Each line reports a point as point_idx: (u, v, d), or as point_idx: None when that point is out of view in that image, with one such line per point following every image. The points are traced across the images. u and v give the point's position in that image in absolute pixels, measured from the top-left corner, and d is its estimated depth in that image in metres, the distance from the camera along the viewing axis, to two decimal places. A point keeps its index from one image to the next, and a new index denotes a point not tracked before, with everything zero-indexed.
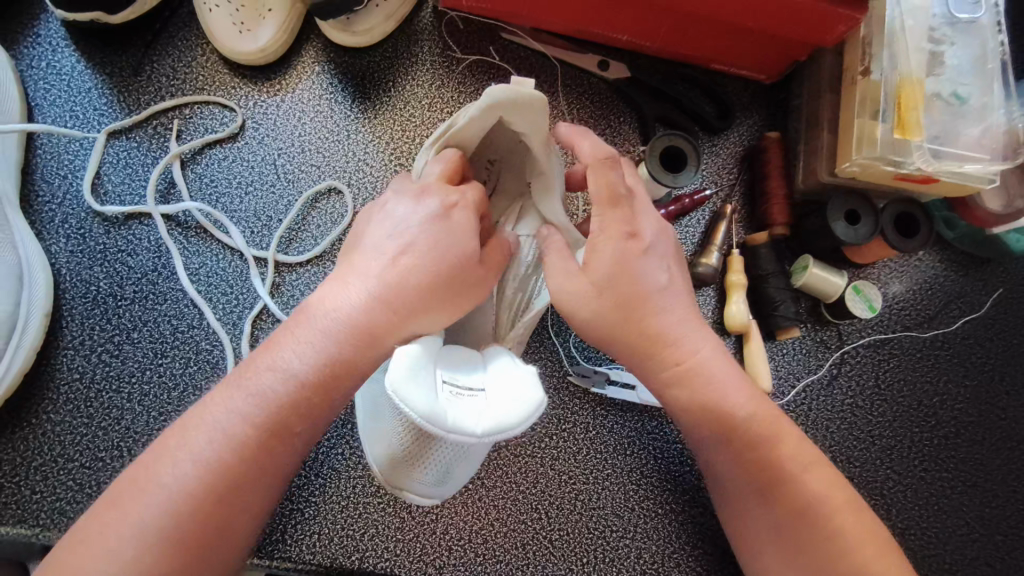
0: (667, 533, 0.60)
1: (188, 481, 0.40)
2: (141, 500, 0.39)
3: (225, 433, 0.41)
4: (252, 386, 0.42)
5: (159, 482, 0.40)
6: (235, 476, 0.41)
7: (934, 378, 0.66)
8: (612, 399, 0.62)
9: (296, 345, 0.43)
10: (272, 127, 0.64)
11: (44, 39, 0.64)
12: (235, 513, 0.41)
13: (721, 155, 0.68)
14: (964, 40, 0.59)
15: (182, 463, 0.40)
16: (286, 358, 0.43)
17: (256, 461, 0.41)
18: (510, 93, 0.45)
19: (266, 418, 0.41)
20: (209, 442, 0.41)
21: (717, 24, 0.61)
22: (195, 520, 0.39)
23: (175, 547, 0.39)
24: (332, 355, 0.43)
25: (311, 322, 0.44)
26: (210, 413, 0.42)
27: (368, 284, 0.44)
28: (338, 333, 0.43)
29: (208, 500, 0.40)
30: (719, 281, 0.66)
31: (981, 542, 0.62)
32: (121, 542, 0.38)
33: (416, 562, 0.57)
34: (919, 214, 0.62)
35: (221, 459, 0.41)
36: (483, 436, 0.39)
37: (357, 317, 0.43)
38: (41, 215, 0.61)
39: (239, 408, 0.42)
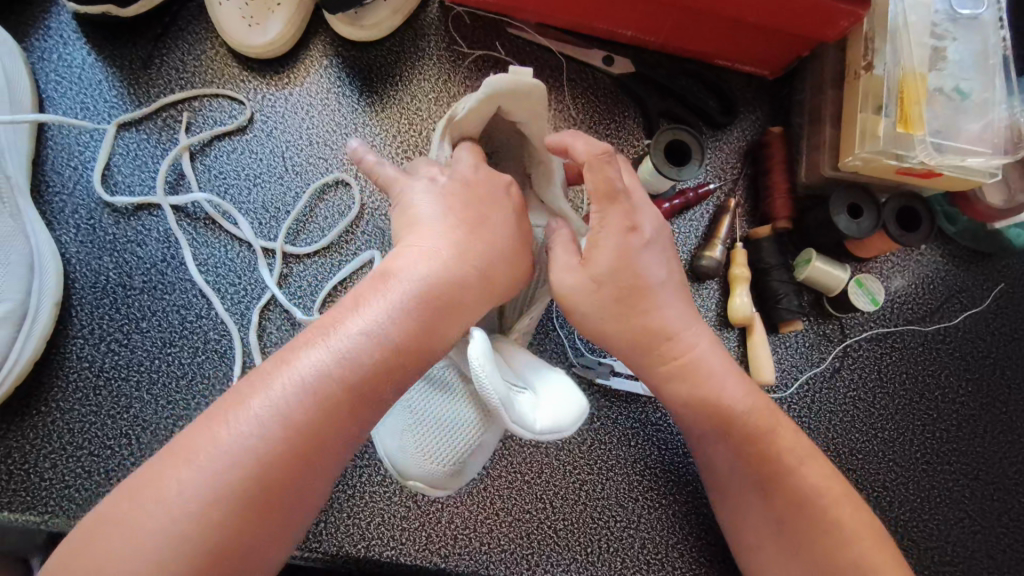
0: (671, 523, 0.61)
1: (266, 442, 0.38)
2: (214, 457, 0.37)
3: (309, 396, 0.39)
4: (335, 343, 0.40)
5: (232, 441, 0.37)
6: (306, 444, 0.39)
7: (936, 371, 0.66)
8: (617, 390, 0.63)
9: (381, 306, 0.42)
10: (281, 120, 0.65)
11: (56, 32, 0.64)
12: (306, 483, 0.39)
13: (724, 149, 0.69)
14: (966, 36, 0.60)
15: (260, 421, 0.38)
16: (366, 318, 0.41)
17: (333, 429, 0.39)
18: (510, 82, 0.45)
19: (352, 381, 0.40)
20: (290, 404, 0.39)
21: (721, 19, 0.61)
22: (269, 485, 0.37)
23: (247, 511, 0.37)
24: (416, 319, 0.42)
25: (386, 286, 0.43)
26: (293, 370, 0.40)
27: (444, 251, 0.44)
28: (423, 299, 0.42)
29: (278, 464, 0.38)
30: (723, 275, 0.66)
31: (982, 534, 0.63)
32: (191, 503, 0.36)
33: (422, 551, 0.58)
34: (921, 207, 0.63)
35: (300, 425, 0.38)
36: (541, 433, 0.40)
37: (432, 286, 0.43)
38: (51, 205, 0.61)
39: (322, 368, 0.40)
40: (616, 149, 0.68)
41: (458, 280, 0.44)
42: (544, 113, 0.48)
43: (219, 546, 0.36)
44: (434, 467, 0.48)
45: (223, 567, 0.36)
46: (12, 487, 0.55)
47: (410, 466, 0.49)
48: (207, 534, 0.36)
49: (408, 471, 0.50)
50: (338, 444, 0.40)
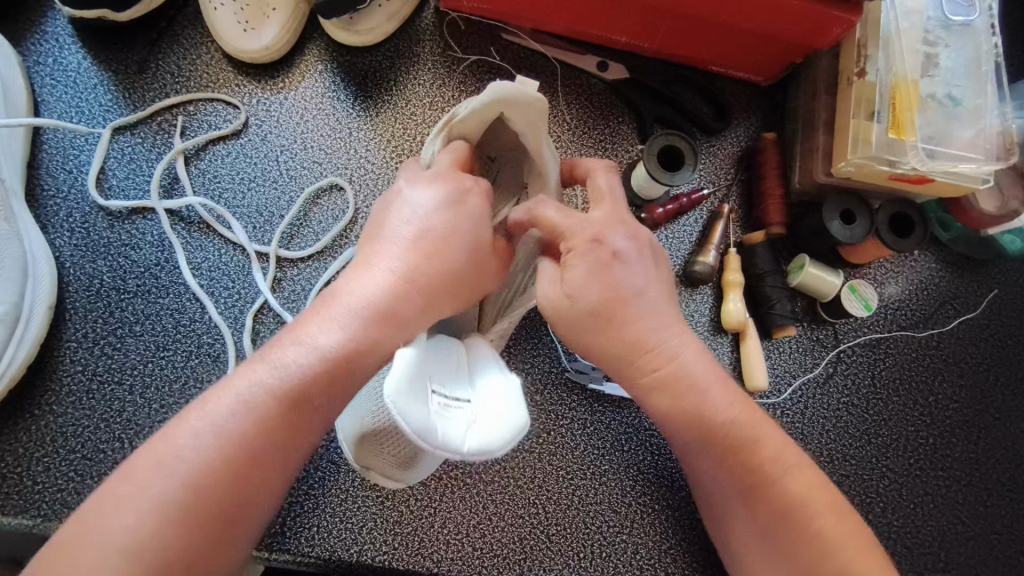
0: (664, 528, 0.61)
1: (209, 455, 0.40)
2: (161, 472, 0.40)
3: (247, 408, 0.42)
4: (276, 360, 0.44)
5: (178, 457, 0.40)
6: (249, 453, 0.41)
7: (929, 377, 0.66)
8: (610, 395, 0.63)
9: (323, 323, 0.44)
10: (275, 124, 0.65)
11: (52, 36, 0.65)
12: (252, 489, 0.42)
13: (719, 155, 0.69)
14: (958, 42, 0.60)
15: (202, 436, 0.41)
16: (312, 336, 0.44)
17: (276, 438, 0.42)
18: (512, 91, 0.46)
19: (286, 391, 0.43)
20: (231, 418, 0.42)
21: (714, 25, 0.62)
22: (216, 494, 0.40)
23: (196, 519, 0.39)
24: (355, 335, 0.44)
25: (339, 298, 0.45)
26: (232, 386, 0.43)
27: (394, 265, 0.45)
28: (363, 315, 0.44)
29: (227, 473, 0.41)
30: (717, 280, 0.66)
31: (976, 541, 0.63)
32: (142, 515, 0.38)
33: (414, 555, 0.58)
34: (915, 214, 0.63)
35: (241, 435, 0.41)
36: (467, 456, 0.38)
37: (383, 298, 0.44)
38: (46, 209, 0.62)
39: (260, 382, 0.43)
40: (611, 154, 0.68)
41: (406, 293, 0.44)
42: (544, 124, 0.50)
43: (171, 555, 0.38)
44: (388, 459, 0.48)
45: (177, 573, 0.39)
46: (5, 490, 0.55)
47: (353, 444, 0.50)
48: (160, 543, 0.38)
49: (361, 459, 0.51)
50: (281, 452, 0.43)
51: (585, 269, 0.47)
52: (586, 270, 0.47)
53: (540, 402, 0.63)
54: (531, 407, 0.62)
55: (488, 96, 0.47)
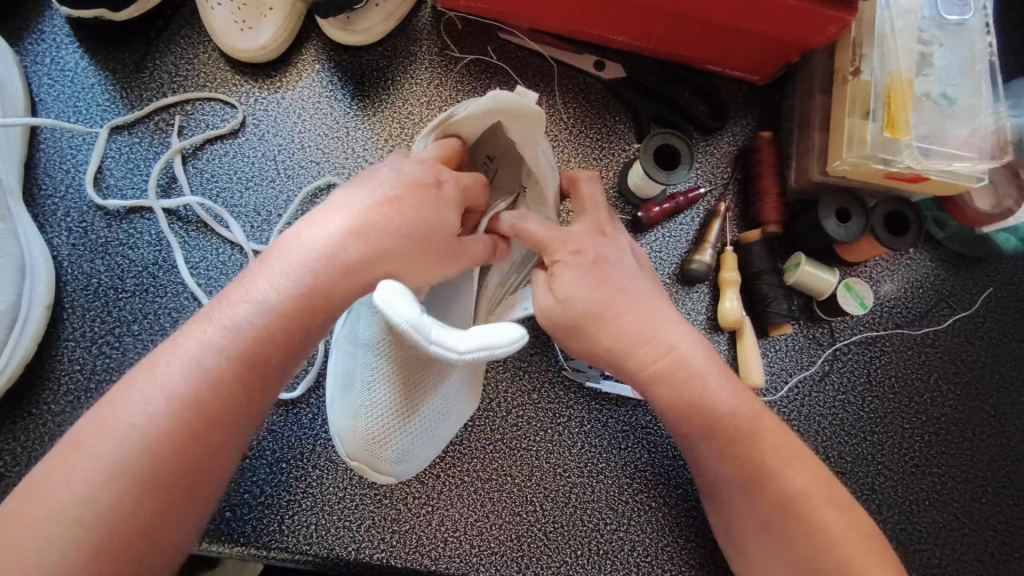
0: (661, 526, 0.61)
1: (156, 423, 0.41)
2: (109, 440, 0.40)
3: (195, 372, 0.42)
4: (224, 320, 0.43)
5: (126, 424, 0.40)
6: (202, 417, 0.41)
7: (925, 375, 0.67)
8: (607, 393, 0.63)
9: (272, 276, 0.44)
10: (272, 123, 0.65)
11: (49, 36, 0.65)
12: (208, 458, 0.42)
13: (715, 153, 0.69)
14: (952, 42, 0.61)
15: (148, 401, 0.41)
16: (264, 292, 0.44)
17: (225, 406, 0.42)
18: (512, 100, 0.47)
19: (240, 352, 0.42)
20: (181, 382, 0.42)
21: (709, 25, 0.62)
22: (165, 464, 0.40)
23: (143, 489, 0.40)
24: (308, 286, 0.44)
25: (293, 253, 0.45)
26: (180, 348, 0.42)
27: (350, 219, 0.45)
28: (315, 266, 0.44)
29: (181, 439, 0.41)
30: (713, 279, 0.66)
31: (971, 537, 0.63)
32: (88, 484, 0.39)
33: (412, 553, 0.58)
34: (911, 213, 0.63)
35: (189, 401, 0.41)
36: (466, 352, 0.40)
37: (340, 253, 0.44)
38: (43, 209, 0.62)
39: (211, 342, 0.42)
40: (607, 153, 0.68)
41: (363, 250, 0.45)
42: (542, 137, 0.50)
43: (123, 522, 0.39)
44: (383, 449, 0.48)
45: (124, 543, 0.39)
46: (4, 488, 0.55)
47: (342, 435, 0.50)
48: (109, 511, 0.39)
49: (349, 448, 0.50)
50: (232, 420, 0.43)
51: (573, 276, 0.49)
52: (578, 276, 0.49)
53: (538, 399, 0.63)
54: (528, 405, 0.62)
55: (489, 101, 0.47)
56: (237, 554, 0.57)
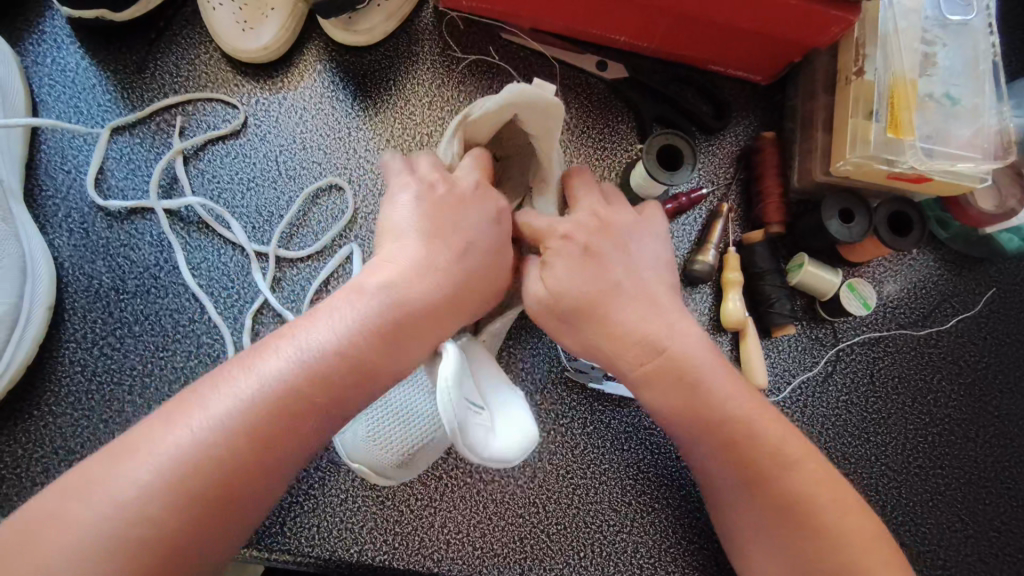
0: (663, 527, 0.61)
1: (221, 442, 0.40)
2: (169, 451, 0.39)
3: (270, 393, 0.41)
4: (302, 345, 0.43)
5: (181, 438, 0.39)
6: (256, 444, 0.40)
7: (928, 375, 0.66)
8: (609, 394, 0.63)
9: (355, 309, 0.44)
10: (274, 124, 0.65)
11: (50, 36, 0.64)
12: (253, 488, 0.40)
13: (717, 153, 0.69)
14: (955, 42, 0.61)
15: (214, 417, 0.40)
16: (337, 325, 0.44)
17: (290, 435, 0.41)
18: (535, 95, 0.47)
19: (307, 382, 0.42)
20: (244, 404, 0.41)
21: (711, 25, 0.62)
22: (225, 485, 0.39)
23: (199, 509, 0.39)
24: (381, 323, 0.44)
25: (365, 293, 0.45)
26: (255, 368, 0.42)
27: (417, 263, 0.47)
28: (388, 306, 0.44)
29: (232, 463, 0.40)
30: (716, 280, 0.66)
31: (975, 538, 0.63)
32: (142, 497, 0.38)
33: (414, 555, 0.58)
34: (914, 214, 0.63)
35: (256, 424, 0.40)
36: (487, 461, 0.40)
37: (410, 297, 0.45)
38: (44, 210, 0.61)
39: (284, 367, 0.42)
40: (610, 154, 0.68)
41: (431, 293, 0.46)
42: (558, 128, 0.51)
43: (157, 539, 0.38)
44: (384, 454, 0.52)
45: (174, 562, 0.38)
46: (5, 490, 0.55)
47: (348, 443, 0.53)
48: (147, 524, 0.37)
49: (356, 454, 0.53)
50: (295, 450, 0.42)
51: (564, 265, 0.51)
52: (569, 265, 0.51)
53: (540, 401, 0.63)
54: (530, 406, 0.62)
55: (503, 98, 0.48)
56: (240, 556, 0.57)
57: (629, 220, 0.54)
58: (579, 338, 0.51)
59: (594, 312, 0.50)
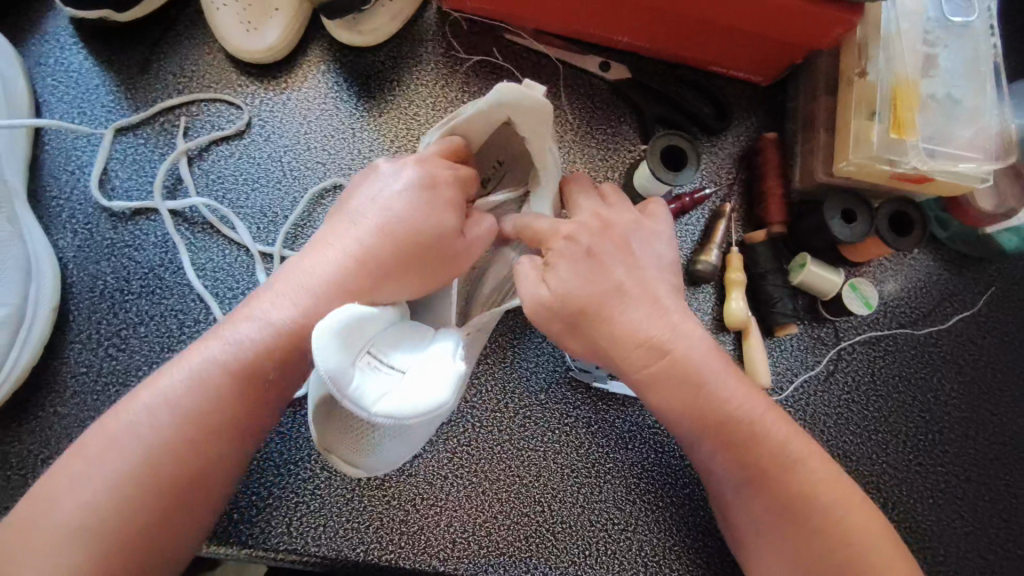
0: (668, 526, 0.61)
1: (164, 432, 0.43)
2: (115, 449, 0.42)
3: (201, 382, 0.44)
4: (229, 336, 0.46)
5: (131, 435, 0.43)
6: (202, 431, 0.44)
7: (928, 374, 0.67)
8: (614, 393, 0.63)
9: (275, 297, 0.47)
10: (278, 124, 0.65)
11: (53, 37, 0.64)
12: (207, 471, 0.44)
13: (720, 154, 0.70)
14: (957, 43, 0.61)
15: (153, 411, 0.44)
16: (260, 309, 0.46)
17: (227, 417, 0.45)
18: (523, 94, 0.48)
19: (241, 368, 0.45)
20: (187, 395, 0.44)
21: (715, 27, 0.62)
22: (179, 473, 0.43)
23: (153, 496, 0.42)
24: (306, 307, 0.46)
25: (287, 276, 0.48)
26: (187, 362, 0.45)
27: (346, 244, 0.48)
28: (315, 289, 0.46)
29: (181, 452, 0.43)
30: (719, 280, 0.67)
31: (976, 535, 0.64)
32: (98, 492, 0.41)
33: (420, 554, 0.58)
34: (915, 213, 0.63)
35: (194, 411, 0.44)
36: (375, 417, 0.40)
37: (333, 276, 0.46)
38: (48, 210, 0.61)
39: (215, 358, 0.45)
40: (614, 154, 0.68)
41: (353, 268, 0.47)
42: (551, 135, 0.51)
43: (120, 531, 0.41)
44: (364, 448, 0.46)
45: (137, 543, 0.42)
46: (11, 491, 0.55)
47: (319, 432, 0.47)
48: (112, 518, 0.41)
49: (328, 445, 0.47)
50: (238, 430, 0.45)
51: (568, 267, 0.51)
52: (576, 265, 0.51)
53: (545, 401, 0.63)
54: (535, 406, 0.62)
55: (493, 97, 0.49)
56: (245, 557, 0.57)
57: (632, 219, 0.55)
58: (585, 338, 0.52)
59: (600, 312, 0.50)
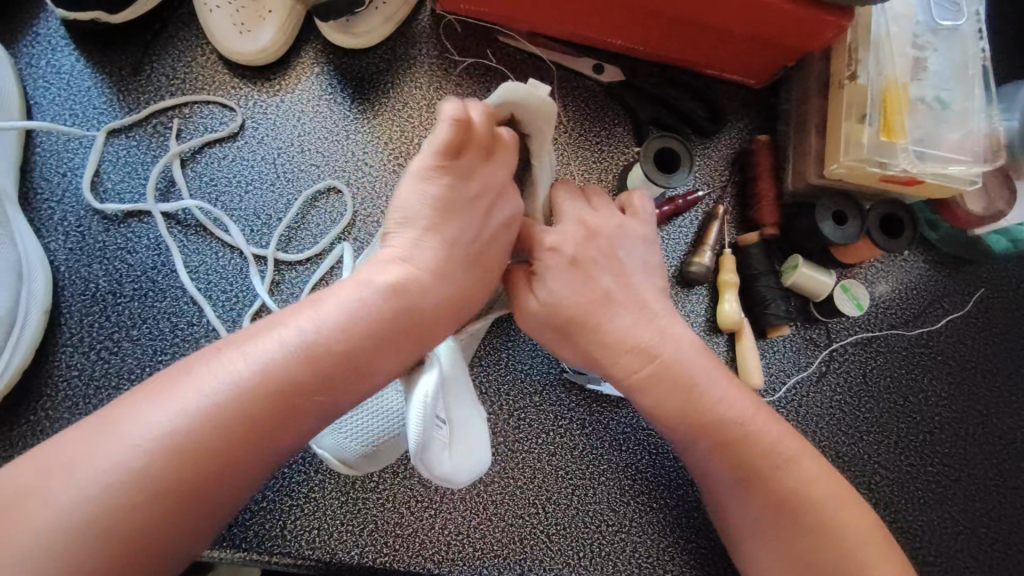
0: (661, 527, 0.61)
1: (194, 428, 0.39)
2: (136, 441, 0.39)
3: (246, 381, 0.41)
4: (284, 335, 0.43)
5: (155, 425, 0.39)
6: (230, 434, 0.40)
7: (919, 375, 0.68)
8: (606, 394, 0.64)
9: (340, 301, 0.45)
10: (272, 126, 0.65)
11: (44, 38, 0.64)
12: (224, 481, 0.40)
13: (712, 156, 0.70)
14: (946, 47, 0.62)
15: (185, 408, 0.40)
16: (321, 316, 0.44)
17: (259, 433, 0.41)
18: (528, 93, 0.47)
19: (289, 374, 0.42)
20: (226, 390, 0.41)
21: (707, 30, 0.62)
22: (195, 477, 0.39)
23: (164, 503, 0.38)
24: (370, 318, 0.44)
25: (352, 286, 0.46)
26: (237, 355, 0.42)
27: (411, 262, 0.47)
28: (381, 303, 0.45)
29: (203, 453, 0.39)
30: (711, 282, 0.67)
31: (966, 534, 0.64)
32: (106, 488, 0.37)
33: (415, 557, 0.58)
34: (904, 215, 0.64)
35: (227, 417, 0.40)
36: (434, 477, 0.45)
37: (400, 288, 0.46)
38: (39, 212, 0.61)
39: (267, 357, 0.42)
40: (607, 156, 0.69)
41: (416, 293, 0.46)
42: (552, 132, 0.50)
43: (123, 527, 0.37)
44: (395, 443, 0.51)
45: (137, 544, 0.38)
46: None
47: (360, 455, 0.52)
48: (119, 511, 0.37)
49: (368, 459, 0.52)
50: (264, 449, 0.41)
51: (556, 280, 0.52)
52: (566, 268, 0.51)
53: (540, 402, 0.63)
54: (530, 407, 0.63)
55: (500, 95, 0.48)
56: (239, 561, 0.57)
57: (624, 221, 0.55)
58: (579, 339, 0.52)
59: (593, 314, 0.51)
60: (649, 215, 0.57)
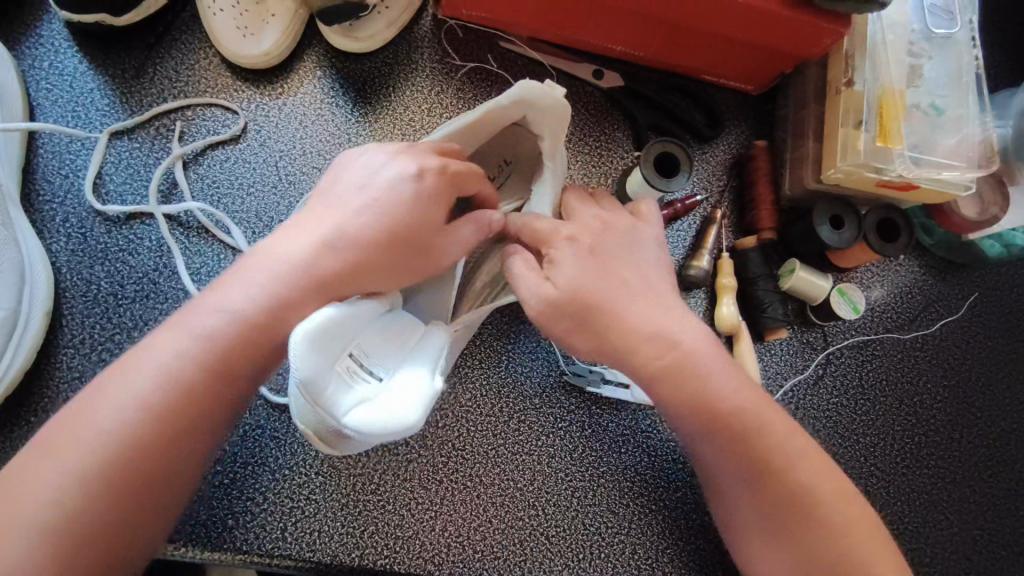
0: (660, 529, 0.62)
1: (141, 405, 0.43)
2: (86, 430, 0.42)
3: (183, 355, 0.44)
4: (213, 306, 0.46)
5: (112, 409, 0.42)
6: (178, 407, 0.43)
7: (914, 378, 0.68)
8: (609, 398, 0.64)
9: (264, 271, 0.46)
10: (274, 129, 0.65)
11: (46, 39, 0.64)
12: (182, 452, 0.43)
13: (711, 161, 0.71)
14: (940, 54, 0.63)
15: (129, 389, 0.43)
16: (244, 284, 0.46)
17: (202, 405, 0.44)
18: (543, 91, 0.50)
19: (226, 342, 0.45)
20: (168, 367, 0.44)
21: (706, 36, 0.63)
22: (152, 451, 0.42)
23: (127, 477, 0.42)
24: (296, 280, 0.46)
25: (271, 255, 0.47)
26: (170, 333, 0.45)
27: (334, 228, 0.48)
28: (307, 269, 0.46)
29: (157, 428, 0.43)
30: (710, 285, 0.68)
31: (960, 536, 0.65)
32: (64, 478, 0.41)
33: (416, 559, 0.58)
34: (900, 219, 0.65)
35: (165, 394, 0.43)
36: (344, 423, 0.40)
37: (324, 253, 0.47)
38: (41, 214, 0.61)
39: (200, 329, 0.45)
40: (607, 161, 0.69)
41: (344, 251, 0.47)
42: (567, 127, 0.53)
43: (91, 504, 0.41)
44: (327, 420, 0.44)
45: (106, 519, 0.41)
46: None
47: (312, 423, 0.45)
48: (85, 491, 0.41)
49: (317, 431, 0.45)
50: (208, 415, 0.44)
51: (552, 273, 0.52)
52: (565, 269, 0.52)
53: (539, 405, 0.63)
54: (530, 410, 0.63)
55: (513, 96, 0.50)
56: (237, 562, 0.57)
57: (624, 223, 0.55)
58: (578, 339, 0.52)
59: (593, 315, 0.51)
60: (655, 217, 0.58)
